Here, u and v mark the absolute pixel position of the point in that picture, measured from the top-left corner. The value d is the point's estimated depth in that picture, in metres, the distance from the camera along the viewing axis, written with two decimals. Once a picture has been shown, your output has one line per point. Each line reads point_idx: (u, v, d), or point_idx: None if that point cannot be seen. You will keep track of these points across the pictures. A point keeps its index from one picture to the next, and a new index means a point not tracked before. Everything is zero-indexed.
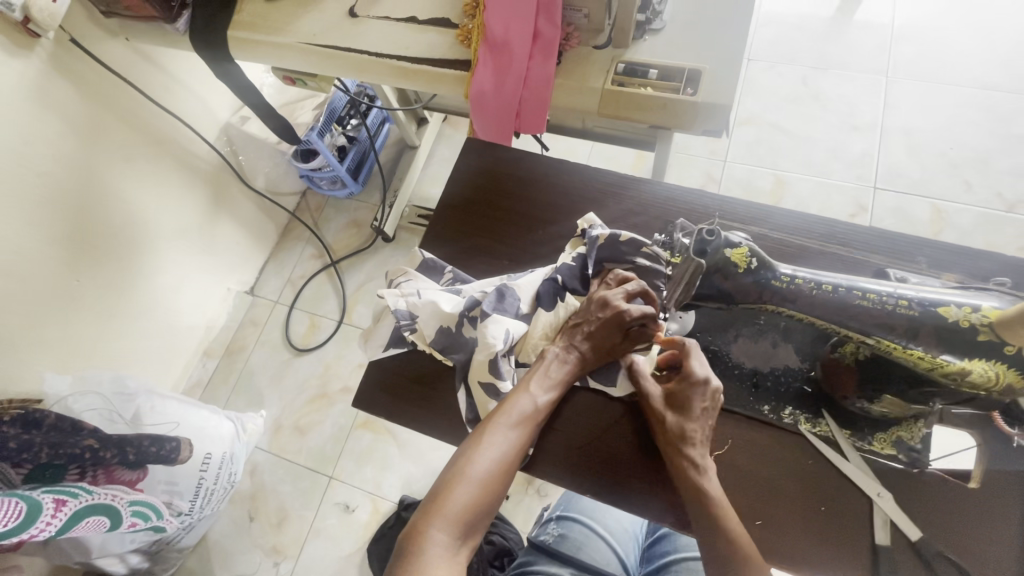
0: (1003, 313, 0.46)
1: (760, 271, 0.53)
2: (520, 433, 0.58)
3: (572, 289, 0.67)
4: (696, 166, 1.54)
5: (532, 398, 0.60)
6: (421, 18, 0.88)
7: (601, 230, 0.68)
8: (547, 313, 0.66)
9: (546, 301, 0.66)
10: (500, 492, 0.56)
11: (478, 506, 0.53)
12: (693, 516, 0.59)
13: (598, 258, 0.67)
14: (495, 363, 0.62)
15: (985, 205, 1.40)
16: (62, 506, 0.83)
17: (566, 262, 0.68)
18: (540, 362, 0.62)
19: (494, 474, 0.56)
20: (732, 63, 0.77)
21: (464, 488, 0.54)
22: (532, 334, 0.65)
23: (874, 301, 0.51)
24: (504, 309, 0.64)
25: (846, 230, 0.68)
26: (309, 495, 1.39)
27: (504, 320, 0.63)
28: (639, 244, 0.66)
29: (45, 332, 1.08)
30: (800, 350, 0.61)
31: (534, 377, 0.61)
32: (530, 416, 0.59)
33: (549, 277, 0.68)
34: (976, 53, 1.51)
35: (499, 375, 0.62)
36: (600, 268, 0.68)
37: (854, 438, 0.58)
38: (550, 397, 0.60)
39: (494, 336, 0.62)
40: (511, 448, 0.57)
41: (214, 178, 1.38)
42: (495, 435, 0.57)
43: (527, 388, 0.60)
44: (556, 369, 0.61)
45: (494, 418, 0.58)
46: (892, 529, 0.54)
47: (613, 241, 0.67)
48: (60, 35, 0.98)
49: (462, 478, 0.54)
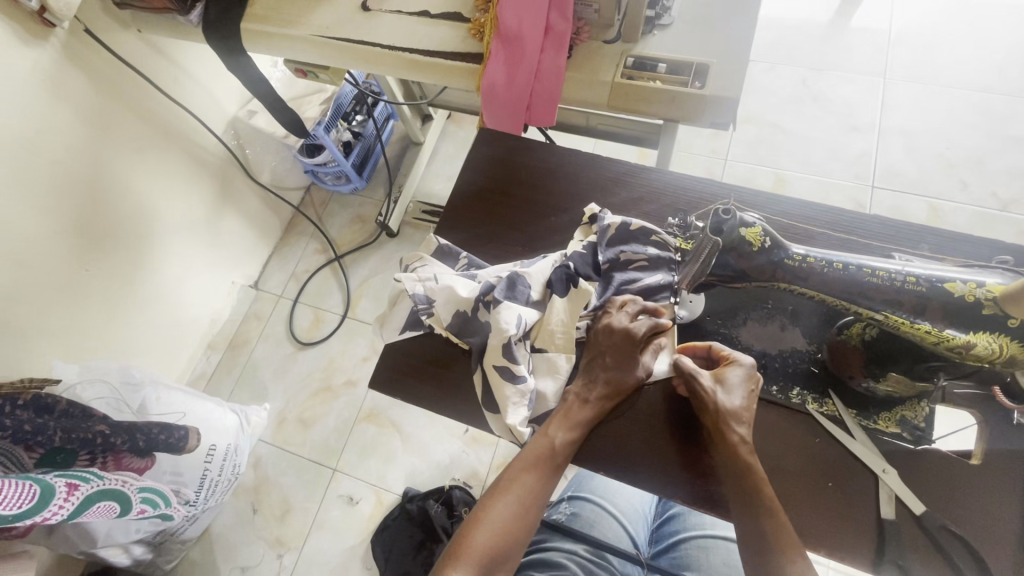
0: (1006, 288, 0.49)
1: (773, 250, 0.55)
2: (536, 477, 0.60)
3: (585, 275, 0.67)
4: (698, 164, 1.56)
5: (549, 441, 0.61)
6: (433, 12, 0.90)
7: (612, 217, 0.69)
8: (560, 299, 0.66)
9: (559, 288, 0.67)
10: (520, 536, 0.59)
11: (494, 548, 0.57)
12: (707, 493, 0.60)
13: (609, 245, 0.68)
14: (510, 347, 0.62)
15: (980, 204, 1.42)
16: (75, 491, 0.84)
17: (577, 251, 0.68)
18: (561, 406, 0.63)
19: (511, 518, 0.59)
20: (738, 58, 0.79)
21: (481, 531, 0.58)
22: (547, 320, 0.66)
23: (884, 278, 0.53)
24: (515, 297, 0.65)
25: (852, 218, 0.70)
26: (313, 487, 1.40)
27: (516, 307, 0.64)
28: (649, 231, 0.67)
29: (53, 321, 1.08)
30: (807, 333, 0.63)
31: (554, 420, 0.62)
32: (544, 457, 0.60)
33: (562, 264, 0.68)
34: (971, 56, 1.55)
35: (514, 359, 0.63)
36: (613, 255, 0.68)
37: (860, 418, 0.60)
38: (568, 437, 0.61)
39: (507, 321, 0.63)
40: (527, 493, 0.60)
41: (220, 171, 1.39)
42: (512, 482, 0.60)
43: (545, 431, 0.62)
44: (576, 411, 0.62)
45: (512, 464, 0.62)
46: (897, 504, 0.56)
47: (623, 230, 0.68)
48: (74, 25, 0.99)
49: (481, 521, 0.59)
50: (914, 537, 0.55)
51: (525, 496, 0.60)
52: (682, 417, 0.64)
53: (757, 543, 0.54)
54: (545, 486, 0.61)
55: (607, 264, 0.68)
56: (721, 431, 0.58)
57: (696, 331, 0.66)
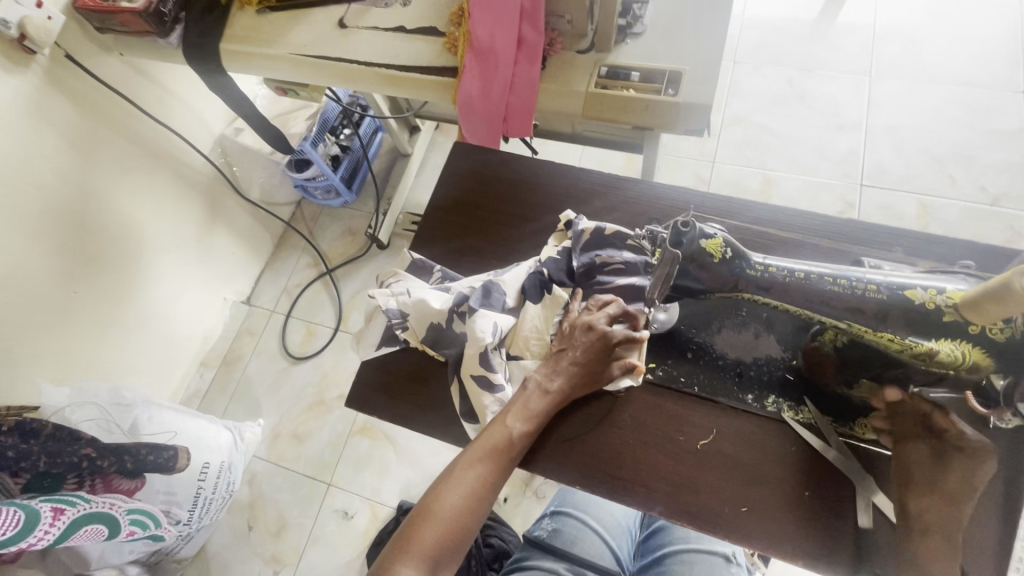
0: (966, 294, 0.48)
1: (734, 261, 0.55)
2: (488, 469, 0.58)
3: (558, 282, 0.68)
4: (686, 168, 1.56)
5: (506, 431, 0.59)
6: (409, 27, 0.90)
7: (587, 222, 0.70)
8: (533, 306, 0.67)
9: (533, 295, 0.67)
10: (472, 526, 0.57)
11: (446, 544, 0.55)
12: (683, 506, 0.58)
13: (584, 250, 0.69)
14: (486, 357, 0.63)
15: (970, 199, 1.42)
16: (61, 515, 0.84)
17: (551, 257, 0.69)
18: (520, 395, 0.61)
19: (464, 510, 0.57)
20: (711, 65, 0.79)
21: (432, 525, 0.56)
22: (521, 327, 0.66)
23: (846, 286, 0.52)
24: (489, 305, 0.65)
25: (826, 223, 0.70)
26: (308, 502, 1.40)
27: (491, 314, 0.64)
28: (624, 236, 0.68)
29: (42, 344, 1.09)
30: (782, 340, 0.63)
31: (512, 409, 0.60)
32: (500, 449, 0.59)
33: (535, 271, 0.68)
34: (957, 51, 1.54)
35: (490, 367, 0.63)
36: (588, 259, 0.68)
37: (836, 424, 0.60)
38: (527, 428, 0.60)
39: (483, 330, 0.63)
40: (478, 484, 0.58)
41: (208, 189, 1.40)
42: (464, 472, 0.58)
43: (503, 421, 0.60)
44: (535, 402, 0.61)
45: (465, 455, 0.59)
46: (875, 512, 0.55)
47: (598, 234, 0.69)
48: (56, 51, 1.00)
49: (432, 515, 0.56)
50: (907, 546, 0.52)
51: (481, 487, 0.58)
52: (659, 427, 0.62)
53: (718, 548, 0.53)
54: (499, 477, 0.59)
55: (582, 268, 0.68)
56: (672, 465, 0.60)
57: (671, 339, 0.65)
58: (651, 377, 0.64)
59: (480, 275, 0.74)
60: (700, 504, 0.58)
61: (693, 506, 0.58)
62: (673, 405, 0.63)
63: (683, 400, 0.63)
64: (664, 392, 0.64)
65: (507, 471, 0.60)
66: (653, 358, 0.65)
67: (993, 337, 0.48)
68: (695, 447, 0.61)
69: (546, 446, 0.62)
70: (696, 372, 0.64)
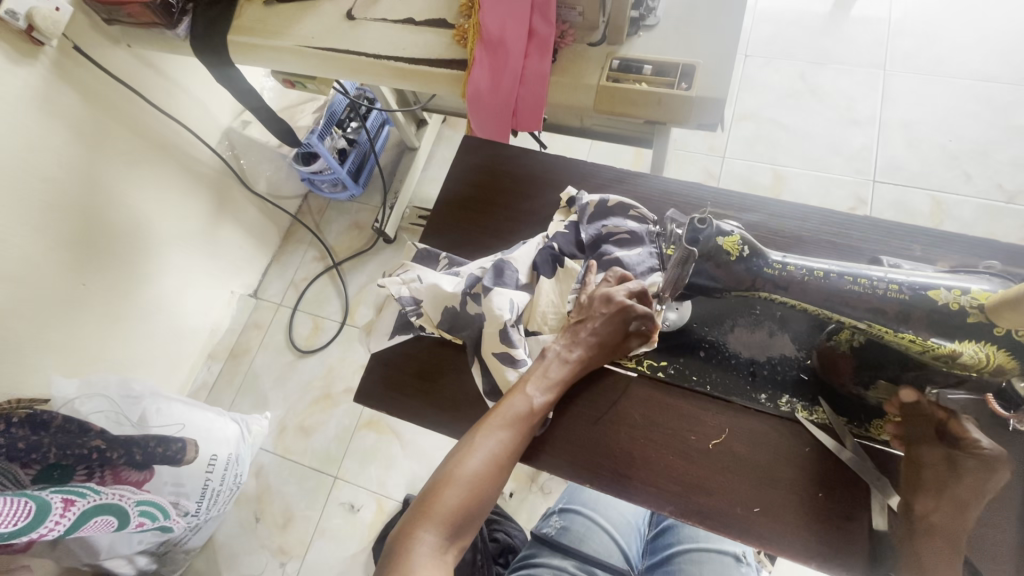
0: (993, 296, 0.47)
1: (751, 258, 0.54)
2: (510, 436, 0.58)
3: (570, 254, 0.69)
4: (696, 163, 1.54)
5: (527, 398, 0.59)
6: (417, 19, 0.89)
7: (590, 197, 0.73)
8: (548, 280, 0.68)
9: (546, 268, 0.68)
10: (492, 492, 0.57)
11: (466, 510, 0.55)
12: (693, 506, 0.58)
13: (590, 222, 0.71)
14: (506, 332, 0.63)
15: (985, 196, 1.39)
16: (71, 505, 0.85)
17: (560, 232, 0.71)
18: (539, 364, 0.62)
19: (484, 477, 0.56)
20: (725, 58, 0.77)
21: (453, 489, 0.55)
22: (538, 303, 0.67)
23: (866, 286, 0.51)
24: (504, 283, 0.65)
25: (842, 219, 0.69)
26: (314, 495, 1.40)
27: (507, 292, 0.65)
28: (626, 207, 0.71)
29: (50, 336, 1.09)
30: (796, 339, 0.62)
31: (531, 378, 0.61)
32: (522, 416, 0.59)
33: (546, 246, 0.70)
34: (973, 45, 1.51)
35: (510, 343, 0.63)
36: (595, 230, 0.70)
37: (852, 425, 0.59)
38: (546, 397, 0.60)
39: (501, 307, 0.63)
40: (499, 451, 0.57)
41: (215, 182, 1.39)
42: (485, 438, 0.57)
43: (524, 388, 0.60)
44: (555, 370, 0.61)
45: (486, 421, 0.58)
46: (889, 514, 0.55)
47: (602, 206, 0.72)
48: (64, 42, 1.00)
49: (453, 480, 0.55)
50: (917, 548, 0.51)
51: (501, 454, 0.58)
52: (670, 424, 0.61)
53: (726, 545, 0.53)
54: (518, 446, 0.59)
55: (590, 239, 0.70)
56: (684, 465, 0.60)
57: (683, 337, 0.64)
58: (661, 375, 0.64)
59: (486, 257, 0.74)
60: (711, 503, 0.58)
61: (703, 506, 0.58)
62: (685, 405, 0.62)
63: (695, 400, 0.62)
64: (675, 391, 0.63)
65: (524, 442, 0.59)
66: (664, 357, 0.64)
67: (1018, 339, 0.46)
68: (707, 447, 0.60)
69: (557, 440, 0.62)
70: (708, 371, 0.63)
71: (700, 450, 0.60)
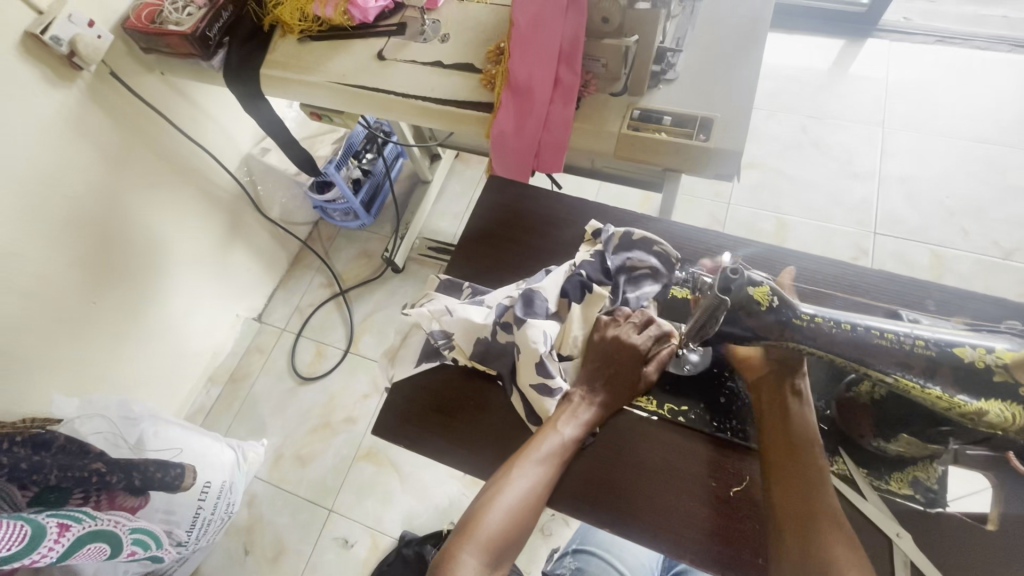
0: (1017, 354, 0.48)
1: (782, 309, 0.54)
2: (546, 470, 0.59)
3: (598, 280, 0.70)
4: (701, 208, 1.58)
5: (560, 435, 0.60)
6: (446, 62, 0.94)
7: (614, 228, 0.74)
8: (578, 306, 0.68)
9: (576, 295, 0.69)
10: (529, 524, 0.57)
11: (506, 538, 0.55)
12: (714, 554, 0.57)
13: (616, 253, 0.72)
14: (543, 363, 0.63)
15: (981, 252, 1.43)
16: (66, 531, 0.82)
17: (586, 260, 0.71)
18: (567, 404, 0.63)
19: (524, 506, 0.57)
20: (741, 113, 0.81)
21: (495, 517, 0.55)
22: (568, 331, 0.67)
23: (894, 340, 0.52)
24: (535, 313, 0.66)
25: (855, 274, 0.71)
26: (307, 528, 1.36)
27: (540, 323, 0.66)
28: (651, 242, 0.72)
29: (54, 354, 1.08)
30: (816, 387, 0.61)
31: (562, 417, 0.62)
32: (559, 452, 0.59)
33: (575, 274, 0.70)
34: (964, 108, 1.60)
35: (548, 373, 0.63)
36: (619, 262, 0.72)
37: (872, 477, 0.56)
38: (578, 433, 0.61)
39: (536, 339, 0.64)
40: (540, 483, 0.58)
41: (231, 206, 1.41)
42: (525, 469, 0.58)
43: (555, 426, 0.61)
44: (583, 411, 0.62)
45: (525, 453, 0.59)
46: (912, 570, 0.52)
47: (627, 239, 0.73)
48: (101, 68, 1.03)
49: (494, 507, 0.56)
50: None
51: (541, 485, 0.58)
52: (692, 470, 0.61)
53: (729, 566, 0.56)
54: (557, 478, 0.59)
55: (616, 269, 0.71)
56: (705, 512, 0.59)
57: (703, 381, 0.65)
58: (682, 420, 0.64)
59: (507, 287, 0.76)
60: (732, 552, 0.57)
61: (724, 554, 0.57)
62: (707, 450, 0.62)
63: (714, 445, 0.62)
64: (694, 435, 0.63)
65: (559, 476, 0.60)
66: (685, 402, 0.65)
67: None
68: (728, 495, 0.60)
69: (575, 482, 0.62)
70: (728, 418, 0.63)
71: (724, 496, 0.60)
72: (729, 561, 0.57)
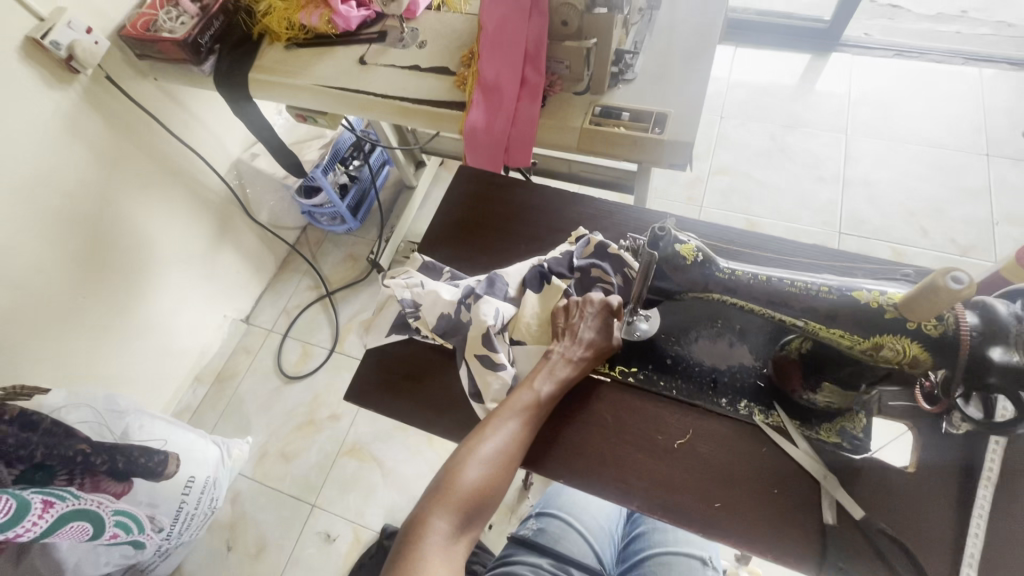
0: (905, 295, 0.52)
1: (704, 265, 0.60)
2: (521, 426, 0.62)
3: (558, 273, 0.74)
4: (676, 211, 1.65)
5: (534, 393, 0.63)
6: (422, 66, 1.00)
7: (596, 236, 0.77)
8: (534, 294, 0.73)
9: (534, 284, 0.74)
10: (502, 483, 0.60)
11: (477, 497, 0.58)
12: (660, 499, 0.61)
13: (588, 257, 0.76)
14: (489, 338, 0.68)
15: (941, 250, 1.50)
16: (49, 508, 0.86)
17: (554, 256, 0.76)
18: (544, 363, 0.65)
19: (496, 465, 0.59)
20: (693, 109, 0.87)
21: (473, 470, 0.58)
22: (522, 314, 0.72)
23: (802, 288, 0.57)
24: (494, 292, 0.72)
25: (794, 247, 0.76)
26: (290, 523, 1.38)
27: (494, 301, 0.70)
28: (624, 261, 0.75)
29: (43, 347, 1.11)
30: (754, 350, 0.68)
31: (538, 375, 0.64)
32: (529, 409, 0.62)
33: (538, 265, 0.75)
34: (923, 116, 1.68)
35: (493, 348, 0.68)
36: (587, 266, 0.75)
37: (804, 427, 0.63)
38: (553, 390, 0.64)
39: (486, 313, 0.69)
40: (510, 440, 0.61)
41: (220, 209, 1.46)
42: (496, 429, 0.61)
43: (532, 385, 0.64)
44: (560, 369, 0.65)
45: (495, 414, 0.62)
46: (838, 509, 0.59)
47: (602, 249, 0.76)
48: (97, 72, 1.08)
49: (472, 461, 0.59)
50: (847, 536, 0.58)
51: (511, 443, 0.61)
52: (639, 425, 0.66)
53: (675, 516, 0.60)
54: (528, 436, 0.62)
55: (580, 271, 0.75)
56: (653, 462, 0.64)
57: (652, 346, 0.70)
58: (631, 380, 0.68)
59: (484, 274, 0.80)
60: (677, 498, 0.61)
61: (670, 500, 0.61)
62: (654, 407, 0.67)
63: (663, 403, 0.67)
64: (644, 395, 0.68)
65: (530, 434, 0.63)
66: (635, 363, 0.69)
67: (930, 332, 0.51)
68: (672, 446, 0.64)
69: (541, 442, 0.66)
70: (674, 378, 0.68)
71: (669, 446, 0.64)
72: (675, 507, 0.61)
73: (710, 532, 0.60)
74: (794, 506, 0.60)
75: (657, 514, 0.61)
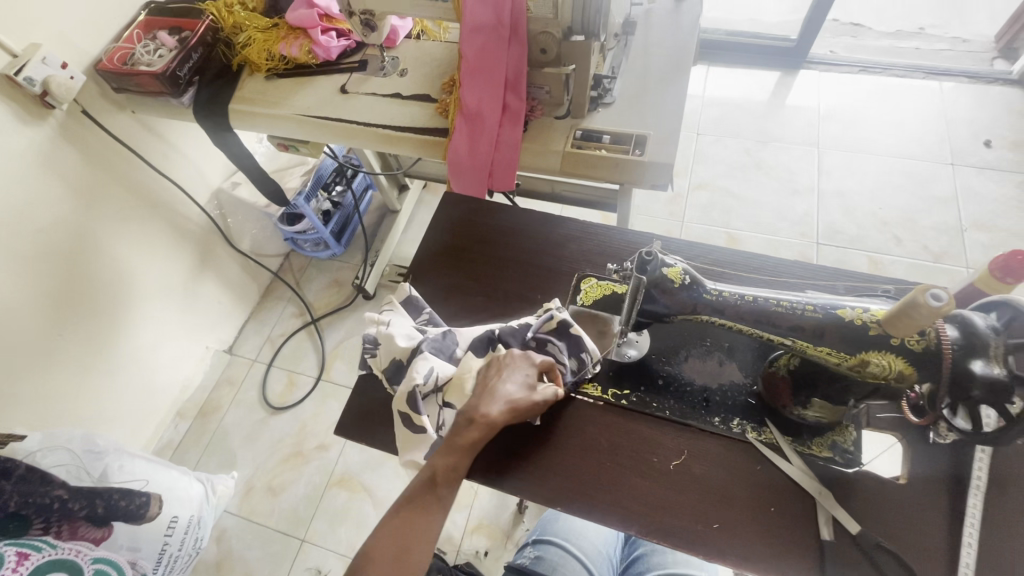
0: (888, 311, 0.53)
1: (692, 287, 0.61)
2: (422, 503, 0.61)
3: (507, 344, 0.71)
4: (659, 226, 1.68)
5: (436, 465, 0.62)
6: (404, 94, 1.01)
7: (562, 312, 0.71)
8: (477, 358, 0.70)
9: (478, 349, 0.71)
10: (409, 569, 0.58)
11: None
12: (658, 523, 0.61)
13: (547, 331, 0.71)
14: (414, 399, 0.65)
15: (915, 257, 1.54)
16: (25, 560, 0.80)
17: (512, 324, 0.72)
18: (453, 427, 0.63)
19: (399, 550, 0.58)
20: (671, 131, 0.90)
21: (376, 562, 0.57)
22: (460, 376, 0.67)
23: (788, 306, 0.58)
24: (438, 352, 0.69)
25: (775, 262, 0.78)
26: (279, 560, 1.34)
27: (433, 359, 0.67)
28: (583, 343, 0.69)
29: (15, 390, 1.07)
30: (743, 367, 0.69)
31: (444, 443, 0.63)
32: (430, 483, 0.61)
33: (490, 329, 0.72)
34: (889, 128, 1.75)
35: (415, 410, 0.65)
36: (543, 341, 0.70)
37: (796, 443, 0.64)
38: (455, 456, 0.61)
39: (418, 372, 0.65)
40: (413, 520, 0.60)
41: (200, 239, 1.44)
42: (396, 512, 0.61)
43: (435, 457, 0.62)
44: (464, 432, 0.62)
45: (398, 498, 0.62)
46: (834, 524, 0.59)
47: (564, 327, 0.70)
48: (73, 106, 1.07)
49: (372, 553, 0.58)
50: (845, 551, 0.58)
51: (413, 522, 0.60)
52: (632, 447, 0.66)
53: (673, 538, 0.60)
54: (435, 512, 0.61)
55: (534, 343, 0.70)
56: (649, 484, 0.63)
57: (642, 368, 0.71)
58: (625, 403, 0.68)
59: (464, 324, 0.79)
60: (675, 521, 0.61)
61: (669, 523, 0.61)
62: (648, 428, 0.67)
63: (657, 424, 0.67)
64: (637, 416, 0.68)
65: (436, 510, 0.61)
66: (627, 386, 0.70)
67: (912, 347, 0.53)
68: (667, 467, 0.64)
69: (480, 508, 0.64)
70: (666, 399, 0.68)
71: (663, 468, 0.64)
72: (674, 528, 0.61)
73: (710, 553, 0.59)
74: (791, 522, 0.60)
75: (657, 539, 0.60)
